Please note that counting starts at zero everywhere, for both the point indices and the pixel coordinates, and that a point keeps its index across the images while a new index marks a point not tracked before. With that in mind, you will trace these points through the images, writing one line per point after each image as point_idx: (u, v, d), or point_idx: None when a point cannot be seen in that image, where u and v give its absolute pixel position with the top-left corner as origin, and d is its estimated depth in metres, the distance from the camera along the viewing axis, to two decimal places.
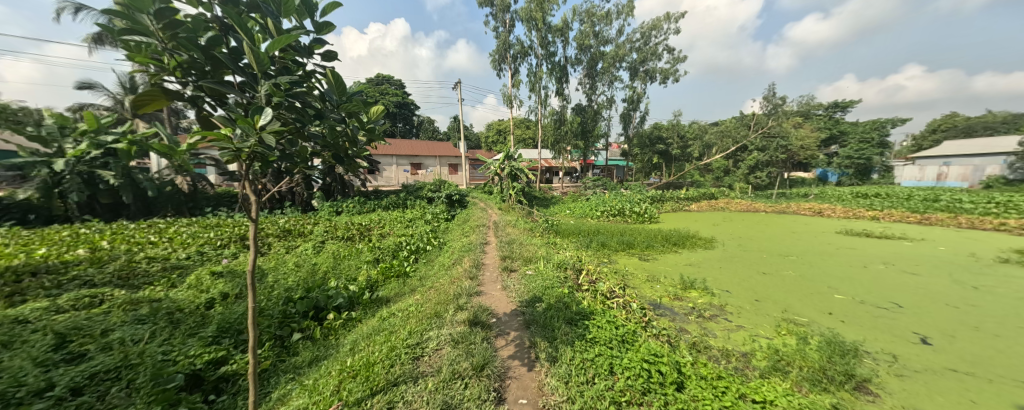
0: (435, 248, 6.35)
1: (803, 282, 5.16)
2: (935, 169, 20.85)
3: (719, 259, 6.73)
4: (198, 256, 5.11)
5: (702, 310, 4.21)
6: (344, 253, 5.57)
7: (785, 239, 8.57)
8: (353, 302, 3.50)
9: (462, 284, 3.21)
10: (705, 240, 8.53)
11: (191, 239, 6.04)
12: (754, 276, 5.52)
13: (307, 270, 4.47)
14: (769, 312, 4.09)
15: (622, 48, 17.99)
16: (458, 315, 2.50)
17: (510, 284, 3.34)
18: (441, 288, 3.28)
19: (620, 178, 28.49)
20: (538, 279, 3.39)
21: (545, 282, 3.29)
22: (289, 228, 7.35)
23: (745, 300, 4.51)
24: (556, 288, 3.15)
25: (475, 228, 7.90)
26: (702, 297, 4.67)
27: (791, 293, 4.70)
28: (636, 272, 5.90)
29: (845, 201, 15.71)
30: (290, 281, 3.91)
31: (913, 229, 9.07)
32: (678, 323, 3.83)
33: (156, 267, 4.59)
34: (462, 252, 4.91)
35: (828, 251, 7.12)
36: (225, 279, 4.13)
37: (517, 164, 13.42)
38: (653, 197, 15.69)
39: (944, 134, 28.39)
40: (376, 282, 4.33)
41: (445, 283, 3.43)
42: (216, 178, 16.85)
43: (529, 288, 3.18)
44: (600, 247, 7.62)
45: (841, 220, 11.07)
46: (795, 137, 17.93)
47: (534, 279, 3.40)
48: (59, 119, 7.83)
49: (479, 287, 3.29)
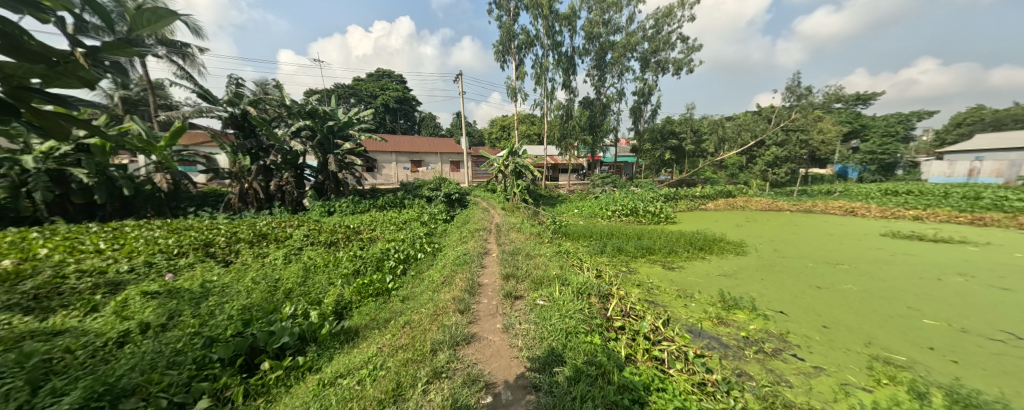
0: (428, 256, 5.51)
1: (871, 300, 4.23)
2: (966, 164, 19.39)
3: (756, 268, 5.75)
4: (144, 269, 4.32)
5: (761, 342, 3.28)
6: (319, 262, 4.74)
7: (825, 242, 7.54)
8: (306, 340, 2.64)
9: (445, 325, 2.34)
10: (734, 244, 7.53)
11: (147, 245, 5.24)
12: (806, 291, 4.59)
13: (263, 288, 3.63)
14: (848, 345, 3.17)
15: (634, 36, 16.93)
16: (432, 400, 1.63)
17: (514, 321, 2.48)
18: (419, 327, 2.39)
19: (629, 175, 27.48)
20: (552, 312, 2.54)
21: (563, 320, 2.40)
22: (264, 233, 6.51)
23: (809, 324, 3.61)
24: (581, 333, 2.25)
25: (475, 232, 6.96)
26: (752, 321, 3.74)
27: (864, 316, 3.79)
28: (662, 285, 4.96)
29: (875, 198, 14.60)
30: (234, 306, 3.07)
31: (969, 232, 7.99)
32: (733, 362, 2.94)
33: (86, 284, 3.75)
34: (455, 266, 4.03)
35: (883, 258, 6.10)
36: (160, 302, 3.27)
37: (521, 160, 12.58)
38: (666, 195, 14.73)
39: (970, 127, 26.77)
40: (347, 306, 3.50)
41: (426, 318, 2.54)
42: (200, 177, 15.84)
43: (542, 332, 2.30)
44: (617, 253, 6.75)
45: (880, 220, 10.02)
46: (817, 131, 16.80)
47: (545, 313, 2.55)
48: (59, 141, 8.51)
49: (470, 327, 2.42)
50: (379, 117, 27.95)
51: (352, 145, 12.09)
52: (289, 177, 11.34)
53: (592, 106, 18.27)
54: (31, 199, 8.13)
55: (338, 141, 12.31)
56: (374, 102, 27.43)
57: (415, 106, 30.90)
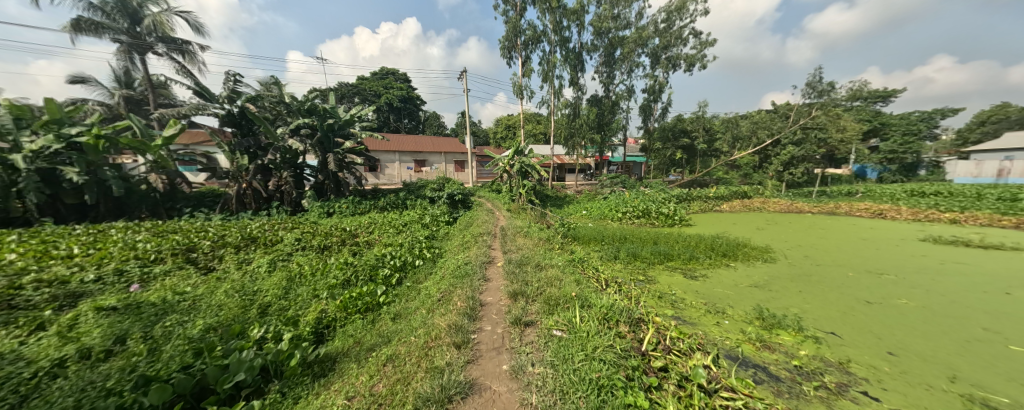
0: (427, 263, 5.01)
1: (937, 320, 3.65)
2: (994, 164, 18.44)
3: (790, 278, 5.17)
4: (112, 279, 3.88)
5: (819, 375, 2.74)
6: (306, 271, 4.28)
7: (859, 248, 6.93)
8: (270, 376, 2.17)
9: (439, 376, 1.85)
10: (759, 250, 6.92)
11: (122, 250, 4.82)
12: (855, 307, 4.02)
13: (236, 304, 3.20)
14: (929, 380, 2.64)
15: (644, 30, 16.34)
16: None
17: (527, 365, 1.99)
18: (407, 375, 1.91)
19: (638, 175, 26.83)
20: (573, 351, 2.06)
21: (590, 368, 1.90)
22: (254, 237, 6.07)
23: (870, 350, 3.07)
24: (617, 388, 1.74)
25: (477, 237, 6.45)
26: (802, 345, 3.19)
27: (936, 341, 3.22)
28: (687, 298, 4.42)
29: (902, 199, 13.76)
30: (195, 328, 2.62)
31: (1018, 237, 7.29)
32: (791, 402, 2.42)
33: (42, 296, 3.30)
34: (455, 280, 3.53)
35: (934, 268, 5.45)
36: (113, 320, 2.80)
37: (528, 159, 12.06)
38: (679, 196, 14.10)
39: (996, 126, 25.57)
40: (330, 325, 3.04)
41: (417, 359, 2.05)
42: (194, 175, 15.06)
43: (566, 386, 1.79)
44: (632, 259, 6.22)
45: (914, 223, 9.31)
46: (837, 129, 16.02)
47: (565, 352, 2.07)
48: (51, 139, 7.94)
49: (470, 377, 1.91)
50: (383, 116, 27.67)
51: (353, 144, 11.66)
52: (287, 176, 10.91)
53: (601, 104, 17.71)
54: (21, 199, 7.90)
55: (339, 140, 11.97)
56: (377, 101, 27.14)
57: (419, 106, 30.54)
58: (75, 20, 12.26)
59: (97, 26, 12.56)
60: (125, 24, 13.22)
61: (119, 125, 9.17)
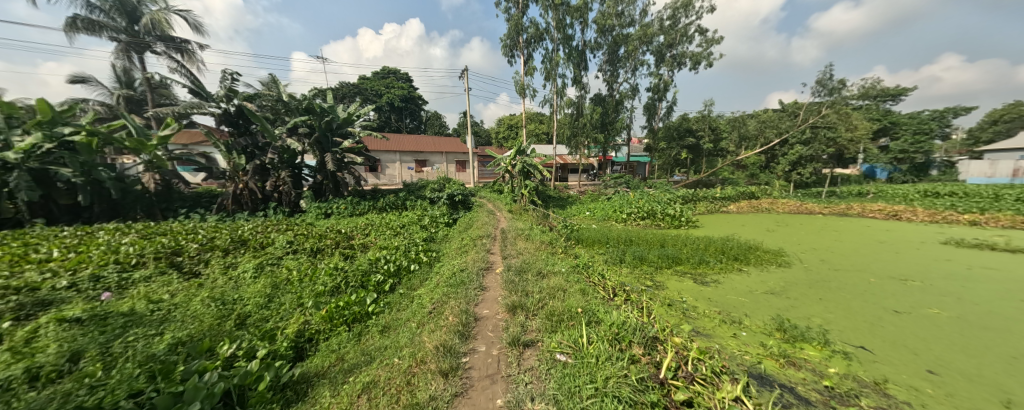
0: (423, 267, 4.74)
1: (975, 332, 3.35)
2: (1009, 164, 17.95)
3: (809, 285, 4.86)
4: (85, 286, 3.63)
5: (855, 398, 2.45)
6: (293, 277, 4.01)
7: (878, 252, 6.58)
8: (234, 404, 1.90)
9: None
10: (772, 253, 6.60)
11: (102, 254, 4.57)
12: (884, 317, 3.71)
13: (213, 315, 2.95)
14: (980, 406, 2.36)
15: (649, 28, 16.01)
16: None
17: (525, 399, 1.75)
18: None
19: (642, 175, 26.49)
20: (579, 383, 1.81)
21: (602, 408, 1.64)
22: (244, 239, 5.83)
23: (908, 369, 2.77)
24: None
25: (476, 240, 6.17)
26: (830, 361, 2.89)
27: (979, 357, 2.93)
28: (699, 306, 4.12)
29: (917, 201, 13.33)
30: (160, 345, 2.36)
31: None
32: None
33: (6, 304, 3.06)
34: (449, 289, 3.26)
35: (963, 274, 5.11)
36: (74, 334, 2.54)
37: (530, 159, 11.77)
38: (684, 197, 13.79)
39: (1010, 124, 24.93)
40: (312, 337, 2.78)
41: (399, 394, 1.80)
42: (190, 174, 14.84)
43: None
44: (639, 263, 5.92)
45: (932, 225, 8.94)
46: (848, 128, 15.61)
47: (570, 385, 1.81)
48: (42, 137, 7.71)
49: None
50: (384, 116, 27.73)
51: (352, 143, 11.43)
52: (285, 176, 10.66)
53: (605, 102, 17.40)
54: (12, 200, 7.72)
55: (337, 139, 11.76)
56: (378, 101, 26.94)
57: (421, 106, 30.35)
58: (72, 18, 12.15)
59: (94, 25, 12.41)
60: (123, 23, 13.07)
61: (114, 124, 8.99)
